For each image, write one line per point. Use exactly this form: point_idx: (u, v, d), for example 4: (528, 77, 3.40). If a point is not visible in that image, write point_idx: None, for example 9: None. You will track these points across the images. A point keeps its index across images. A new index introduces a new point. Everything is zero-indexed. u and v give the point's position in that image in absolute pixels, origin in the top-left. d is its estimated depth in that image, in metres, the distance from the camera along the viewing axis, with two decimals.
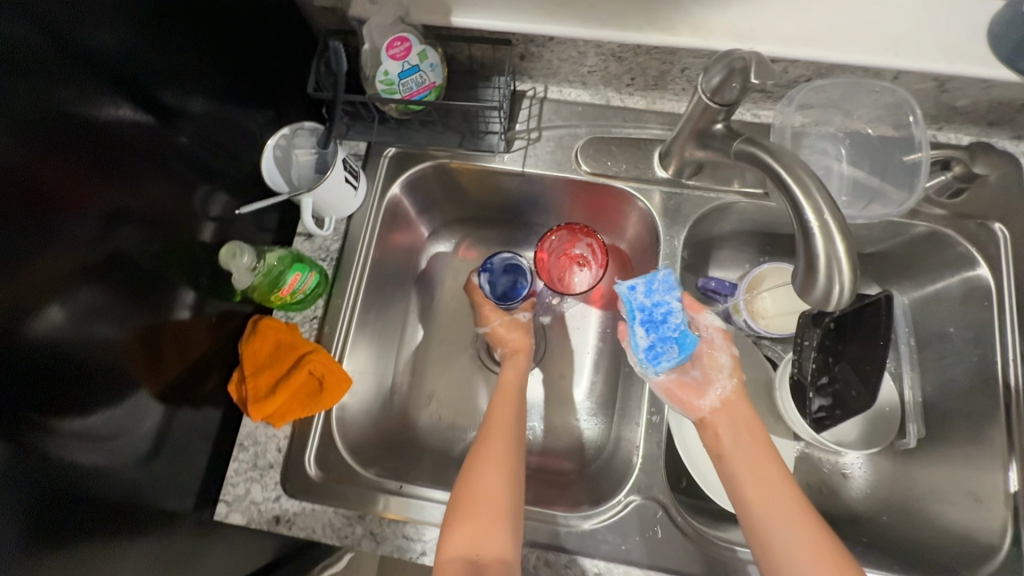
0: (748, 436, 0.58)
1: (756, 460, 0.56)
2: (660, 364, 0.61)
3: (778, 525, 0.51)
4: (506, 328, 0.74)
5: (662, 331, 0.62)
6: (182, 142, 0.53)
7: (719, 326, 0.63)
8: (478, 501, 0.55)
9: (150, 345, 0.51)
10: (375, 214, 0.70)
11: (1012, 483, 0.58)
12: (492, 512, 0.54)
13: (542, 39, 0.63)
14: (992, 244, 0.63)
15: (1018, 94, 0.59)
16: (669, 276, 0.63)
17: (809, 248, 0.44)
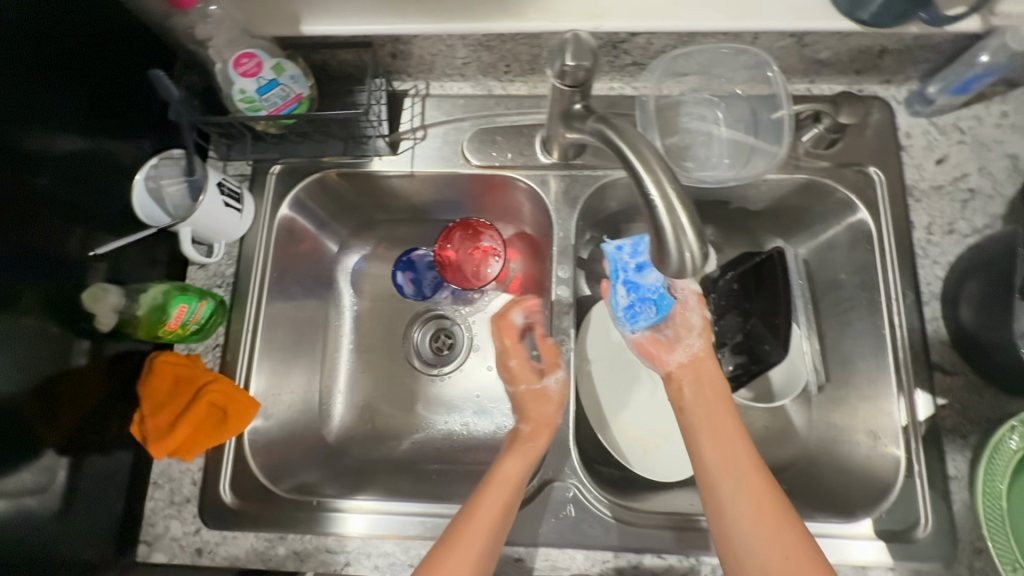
0: (708, 397, 0.59)
1: (714, 418, 0.57)
2: (637, 321, 0.67)
3: (726, 479, 0.52)
4: (530, 398, 0.64)
5: (642, 291, 0.67)
6: (43, 185, 0.51)
7: (695, 291, 0.66)
8: (489, 501, 0.54)
9: (42, 398, 0.51)
10: (265, 233, 0.70)
11: (901, 418, 0.60)
12: (497, 517, 0.53)
13: (405, 37, 0.62)
14: (869, 190, 0.65)
15: (872, 42, 0.60)
16: None
17: (655, 222, 0.45)
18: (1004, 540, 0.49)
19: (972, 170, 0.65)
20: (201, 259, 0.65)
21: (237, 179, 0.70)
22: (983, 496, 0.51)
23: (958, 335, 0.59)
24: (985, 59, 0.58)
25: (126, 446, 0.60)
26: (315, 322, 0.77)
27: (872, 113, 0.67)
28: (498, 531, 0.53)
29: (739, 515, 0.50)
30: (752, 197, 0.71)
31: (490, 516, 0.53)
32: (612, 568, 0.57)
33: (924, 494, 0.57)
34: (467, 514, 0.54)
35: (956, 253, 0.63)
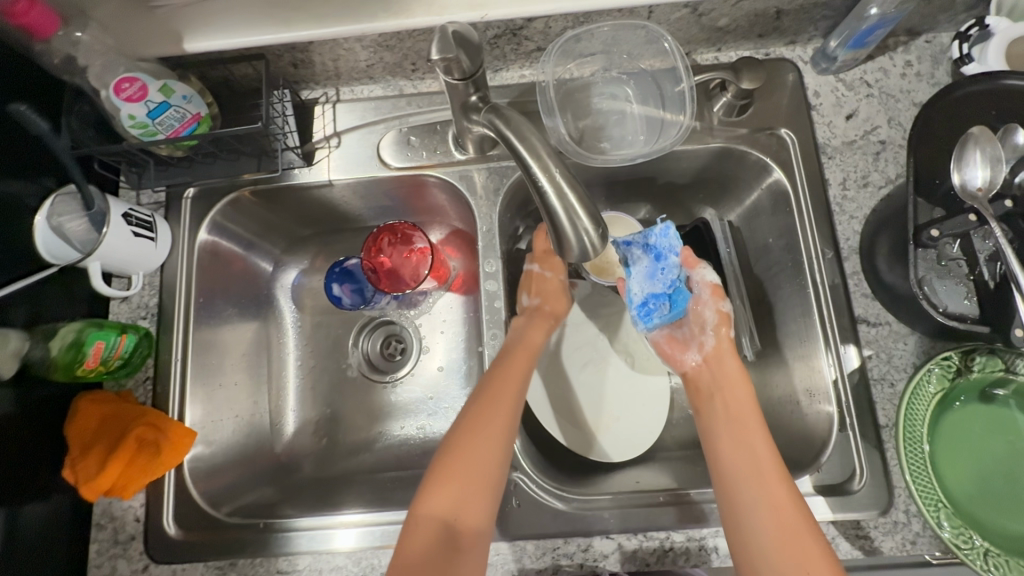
0: (733, 399, 0.58)
1: (738, 427, 0.56)
2: (651, 321, 0.64)
3: (747, 485, 0.52)
4: (554, 287, 0.69)
5: (657, 287, 0.63)
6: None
7: (712, 282, 0.63)
8: (512, 361, 0.61)
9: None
10: (186, 258, 0.68)
11: (830, 373, 0.61)
12: (524, 366, 0.61)
13: (299, 45, 0.60)
14: (782, 152, 0.66)
15: (766, 4, 0.60)
16: (667, 230, 0.62)
17: (549, 210, 0.44)
18: (928, 481, 0.50)
19: (881, 122, 0.65)
20: (120, 293, 0.63)
21: (150, 209, 0.68)
22: (905, 440, 0.52)
23: (877, 286, 0.60)
24: (875, 11, 0.57)
25: (61, 491, 0.59)
26: (254, 343, 0.75)
27: (780, 75, 0.67)
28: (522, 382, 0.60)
29: (762, 526, 0.50)
30: (675, 170, 0.72)
31: (515, 373, 0.60)
32: (562, 553, 0.57)
33: (858, 445, 0.58)
34: (496, 372, 0.60)
35: (871, 206, 0.63)
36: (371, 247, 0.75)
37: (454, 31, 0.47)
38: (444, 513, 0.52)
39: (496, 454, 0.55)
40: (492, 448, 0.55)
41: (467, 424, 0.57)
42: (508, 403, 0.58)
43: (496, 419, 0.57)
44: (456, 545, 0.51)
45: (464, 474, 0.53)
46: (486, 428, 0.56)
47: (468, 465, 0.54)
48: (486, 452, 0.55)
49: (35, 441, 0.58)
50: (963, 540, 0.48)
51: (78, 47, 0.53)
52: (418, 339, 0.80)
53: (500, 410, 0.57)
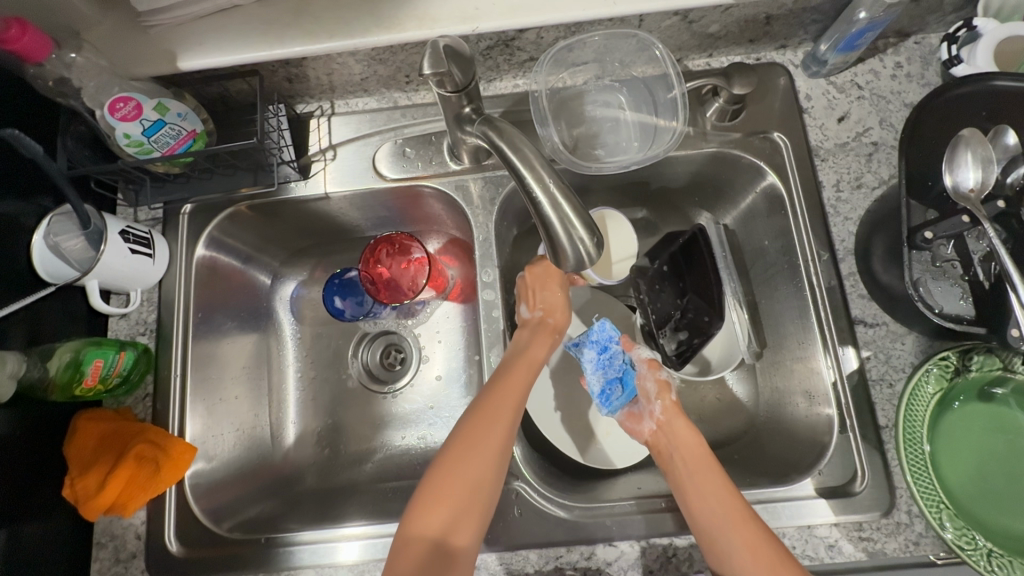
0: (689, 448, 0.57)
1: (703, 493, 0.53)
2: (611, 405, 0.65)
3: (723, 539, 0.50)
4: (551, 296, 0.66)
5: (609, 373, 0.65)
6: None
7: (648, 357, 0.66)
8: (511, 373, 0.58)
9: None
10: (185, 274, 0.68)
11: (829, 374, 0.61)
12: (524, 379, 0.58)
13: (292, 60, 0.60)
14: (776, 156, 0.66)
15: (755, 11, 0.61)
16: (603, 322, 0.67)
17: (545, 220, 0.45)
18: (929, 482, 0.50)
19: (873, 124, 0.65)
20: (119, 311, 0.63)
21: (148, 225, 0.68)
22: (905, 440, 0.52)
23: (874, 287, 0.60)
24: (864, 15, 0.57)
25: (61, 512, 0.59)
26: (254, 356, 0.75)
27: (772, 79, 0.68)
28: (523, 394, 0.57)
29: None
30: (669, 176, 0.72)
31: (521, 387, 0.57)
32: (566, 562, 0.57)
33: (859, 446, 0.58)
34: (496, 383, 0.58)
35: (865, 207, 0.64)
36: (369, 258, 0.75)
37: (445, 45, 0.47)
38: (438, 523, 0.50)
39: (490, 471, 0.53)
40: (484, 463, 0.53)
41: (462, 434, 0.54)
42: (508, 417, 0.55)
43: (493, 432, 0.54)
44: (449, 564, 0.49)
45: (454, 489, 0.51)
46: (482, 439, 0.53)
47: (460, 480, 0.52)
48: (483, 465, 0.52)
49: (34, 462, 0.57)
50: (966, 540, 0.48)
51: (71, 68, 0.52)
52: (417, 348, 0.80)
53: (496, 429, 0.54)
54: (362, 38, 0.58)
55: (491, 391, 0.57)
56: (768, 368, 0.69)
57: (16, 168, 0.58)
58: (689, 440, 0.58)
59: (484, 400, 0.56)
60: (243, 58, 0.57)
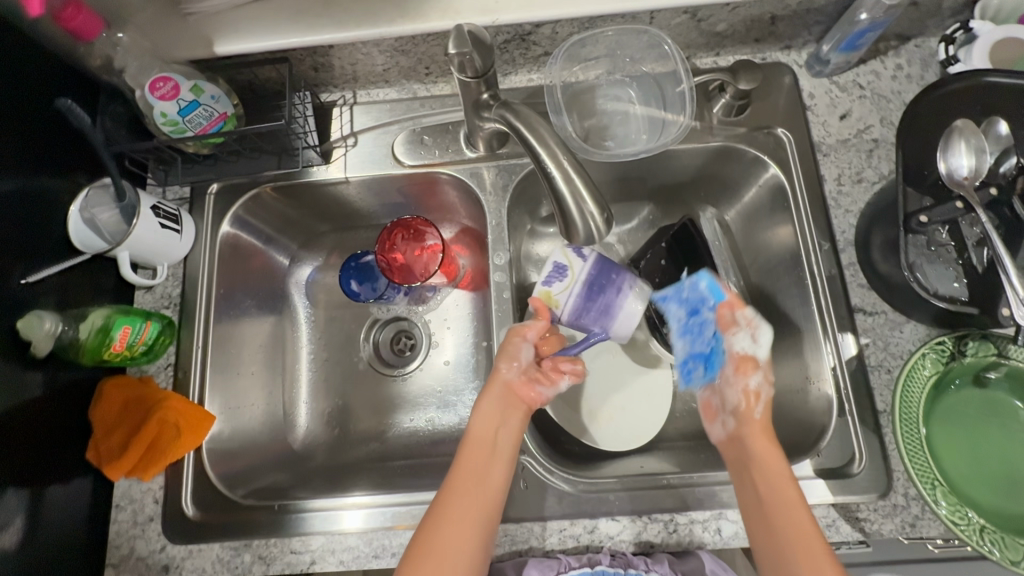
0: (760, 467, 0.55)
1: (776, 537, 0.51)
2: (691, 380, 0.65)
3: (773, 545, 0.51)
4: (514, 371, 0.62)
5: (696, 346, 0.63)
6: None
7: (743, 352, 0.61)
8: (470, 457, 0.57)
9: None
10: (209, 251, 0.71)
11: (829, 359, 0.63)
12: (478, 463, 0.57)
13: (320, 49, 0.64)
14: (779, 150, 0.68)
15: (761, 11, 0.63)
16: (700, 282, 0.62)
17: (558, 195, 0.47)
18: (924, 460, 0.52)
19: (874, 122, 0.68)
20: (146, 282, 0.66)
21: (175, 203, 0.71)
22: (901, 421, 0.53)
23: (873, 276, 0.62)
24: (865, 16, 0.60)
25: (84, 473, 0.61)
26: (271, 334, 0.78)
27: (777, 78, 0.71)
28: (492, 480, 0.56)
29: None
30: (676, 170, 0.75)
31: (490, 475, 0.56)
32: (569, 535, 0.59)
33: (857, 430, 0.60)
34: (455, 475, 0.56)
35: (865, 200, 0.66)
36: (385, 241, 0.77)
37: (468, 30, 0.50)
38: None
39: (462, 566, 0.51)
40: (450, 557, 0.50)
41: (428, 528, 0.53)
42: (478, 509, 0.54)
43: (458, 527, 0.52)
44: None
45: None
46: (446, 535, 0.52)
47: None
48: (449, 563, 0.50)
49: (61, 423, 0.60)
50: (960, 517, 0.49)
51: (118, 48, 0.58)
52: (427, 334, 0.83)
53: (456, 524, 0.52)
54: (388, 28, 0.61)
55: (455, 481, 0.56)
56: (770, 357, 0.70)
57: (57, 143, 0.61)
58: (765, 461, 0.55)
59: (448, 491, 0.55)
60: (275, 44, 0.61)
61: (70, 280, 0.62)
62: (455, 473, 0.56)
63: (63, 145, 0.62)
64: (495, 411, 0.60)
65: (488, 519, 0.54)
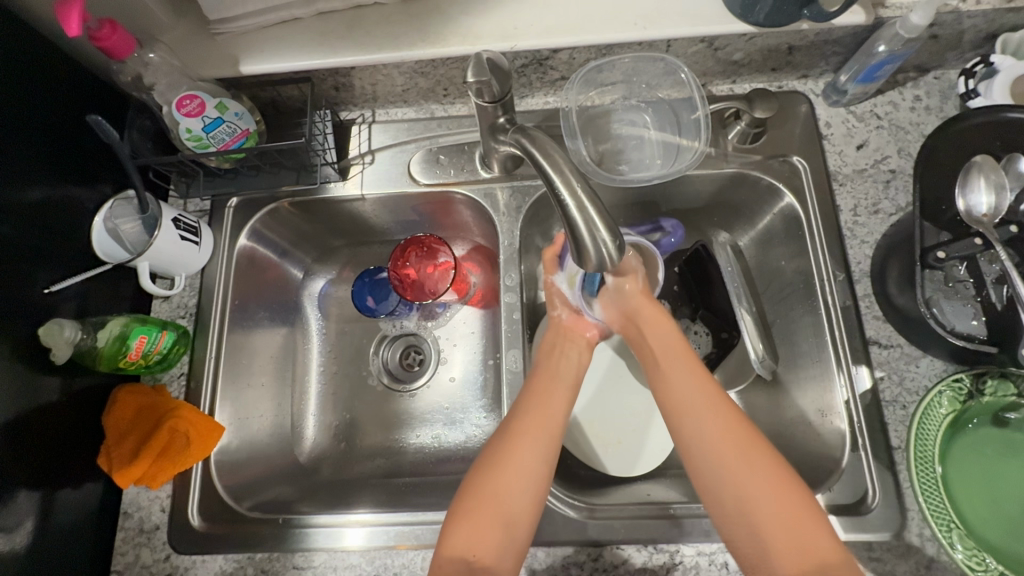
0: (710, 439, 0.52)
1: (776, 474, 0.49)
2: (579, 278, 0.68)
3: (749, 513, 0.49)
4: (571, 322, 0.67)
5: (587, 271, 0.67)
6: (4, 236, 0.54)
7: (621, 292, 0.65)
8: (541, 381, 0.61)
9: (13, 441, 0.54)
10: (226, 263, 0.72)
11: (842, 392, 0.61)
12: (552, 384, 0.60)
13: (341, 70, 0.65)
14: (794, 178, 0.68)
15: (779, 41, 0.64)
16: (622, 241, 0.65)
17: (571, 223, 0.47)
18: (940, 502, 0.51)
19: (891, 152, 0.67)
20: (164, 292, 0.67)
21: (195, 215, 0.73)
22: (916, 460, 0.52)
23: (889, 308, 0.61)
24: (883, 48, 0.60)
25: (95, 479, 0.62)
26: (282, 347, 0.78)
27: (793, 106, 0.71)
28: (555, 407, 0.58)
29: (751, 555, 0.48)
30: (691, 195, 0.75)
31: (553, 401, 0.59)
32: (572, 562, 0.58)
33: (871, 465, 0.58)
34: (528, 391, 0.60)
35: (882, 231, 0.65)
36: (399, 257, 0.78)
37: (487, 57, 0.52)
38: (470, 535, 0.50)
39: (531, 481, 0.53)
40: (516, 475, 0.53)
41: (494, 453, 0.55)
42: (540, 431, 0.56)
43: (528, 447, 0.54)
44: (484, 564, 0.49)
45: (491, 510, 0.51)
46: (518, 454, 0.54)
47: (496, 495, 0.52)
48: (527, 461, 0.54)
49: (75, 430, 0.61)
50: (977, 562, 0.48)
51: (148, 66, 0.59)
52: (436, 350, 0.83)
53: (535, 435, 0.55)
54: (409, 51, 0.63)
55: (523, 406, 0.58)
56: (781, 385, 0.69)
57: (86, 156, 0.63)
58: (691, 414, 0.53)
59: (515, 420, 0.57)
60: (299, 65, 0.63)
61: (91, 288, 0.63)
62: (520, 403, 0.59)
63: (91, 157, 0.64)
64: (556, 348, 0.65)
65: (552, 442, 0.56)
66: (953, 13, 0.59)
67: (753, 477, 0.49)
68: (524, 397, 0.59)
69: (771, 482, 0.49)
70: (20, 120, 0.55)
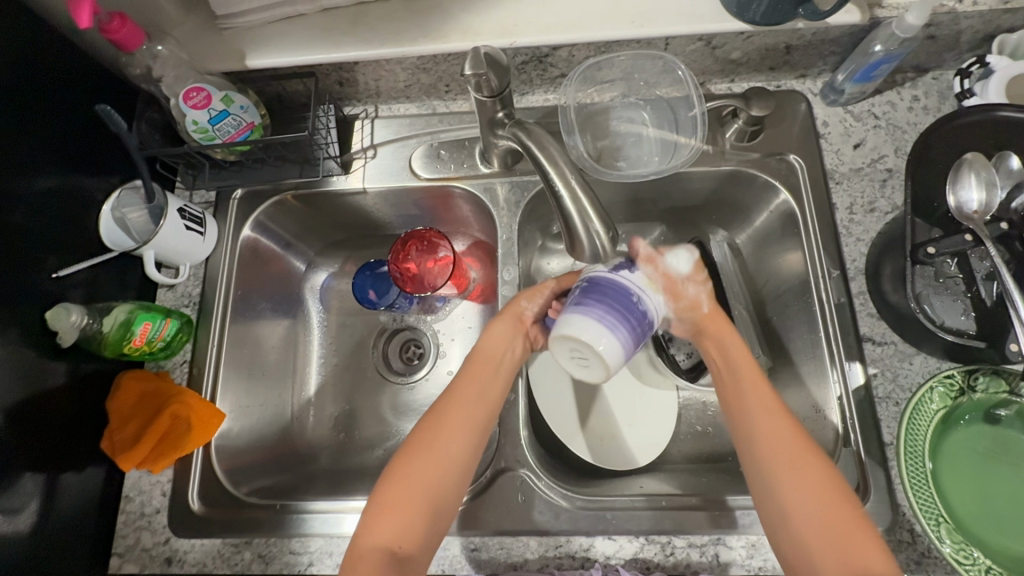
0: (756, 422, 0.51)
1: (800, 460, 0.48)
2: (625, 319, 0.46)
3: (786, 505, 0.47)
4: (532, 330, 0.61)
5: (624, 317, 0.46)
6: (16, 221, 0.56)
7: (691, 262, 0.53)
8: (477, 367, 0.57)
9: (20, 421, 0.55)
10: (230, 253, 0.74)
11: (836, 388, 0.62)
12: (486, 374, 0.57)
13: (345, 65, 0.67)
14: (791, 177, 0.69)
15: (776, 40, 0.65)
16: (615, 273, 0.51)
17: (565, 214, 0.48)
18: (929, 496, 0.52)
19: (888, 152, 0.68)
20: (169, 281, 0.69)
21: (200, 207, 0.74)
22: (906, 455, 0.53)
23: (882, 306, 0.61)
24: (879, 48, 0.61)
25: (97, 462, 0.63)
26: (283, 338, 0.80)
27: (791, 105, 0.71)
28: (489, 399, 0.56)
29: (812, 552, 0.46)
30: (689, 192, 0.75)
31: (488, 391, 0.56)
32: (565, 552, 0.59)
33: (863, 461, 0.58)
34: (464, 378, 0.57)
35: (877, 230, 0.65)
36: (400, 251, 0.78)
37: (485, 53, 0.53)
38: (390, 534, 0.49)
39: (455, 478, 0.52)
40: (441, 467, 0.52)
41: (421, 443, 0.53)
42: (468, 427, 0.54)
43: (455, 439, 0.53)
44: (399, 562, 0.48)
45: (415, 502, 0.50)
46: (447, 449, 0.52)
47: (421, 487, 0.51)
48: (451, 454, 0.52)
49: (80, 414, 0.62)
50: (965, 556, 0.49)
51: (157, 59, 0.60)
52: (435, 344, 0.84)
53: (467, 433, 0.54)
54: (411, 46, 0.64)
55: (458, 392, 0.56)
56: (776, 382, 0.70)
57: (96, 147, 0.65)
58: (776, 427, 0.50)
59: (445, 411, 0.54)
60: (304, 59, 0.64)
61: (98, 275, 0.65)
62: (450, 390, 0.56)
63: (100, 148, 0.66)
64: (501, 333, 0.59)
65: (480, 433, 0.54)
66: (949, 13, 0.60)
67: (807, 493, 0.47)
68: (457, 383, 0.57)
69: (797, 465, 0.48)
70: (31, 110, 0.57)
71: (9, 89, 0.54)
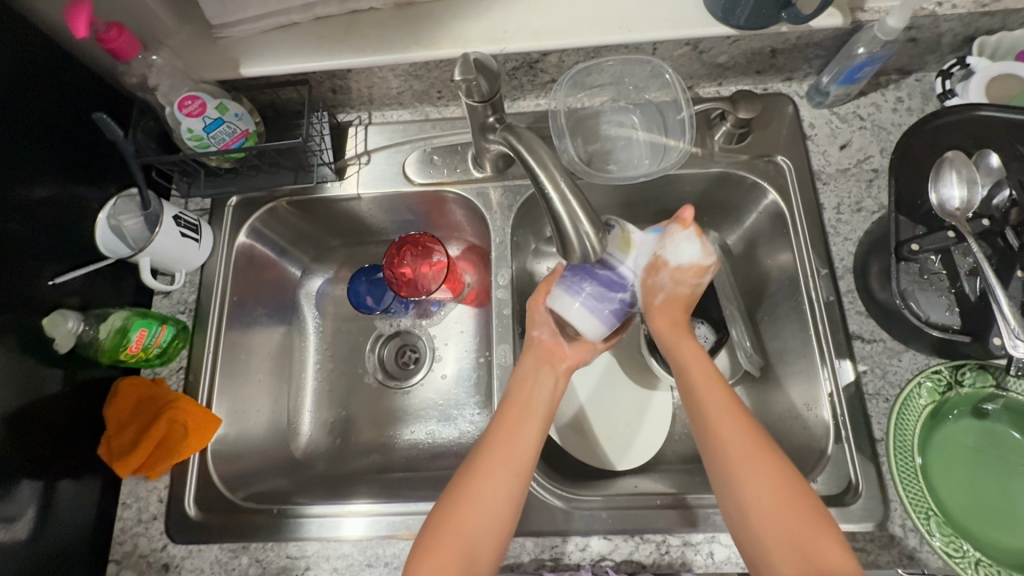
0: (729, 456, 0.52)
1: (768, 483, 0.50)
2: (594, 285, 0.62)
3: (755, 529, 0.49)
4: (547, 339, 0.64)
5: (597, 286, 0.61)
6: (12, 230, 0.56)
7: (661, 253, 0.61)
8: (514, 409, 0.59)
9: (18, 429, 0.56)
10: (225, 260, 0.74)
11: (826, 386, 0.62)
12: (527, 412, 0.59)
13: (338, 73, 0.67)
14: (779, 178, 0.70)
15: (761, 44, 0.66)
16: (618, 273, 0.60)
17: (555, 216, 0.49)
18: (919, 490, 0.51)
19: (874, 152, 0.69)
20: (164, 288, 0.69)
21: (195, 214, 0.75)
22: (895, 449, 0.53)
23: (871, 304, 0.62)
24: (863, 50, 0.62)
25: (93, 470, 0.63)
26: (279, 344, 0.80)
27: (778, 108, 0.72)
28: (529, 436, 0.57)
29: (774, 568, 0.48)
30: (679, 194, 0.76)
31: (526, 432, 0.57)
32: (560, 552, 0.59)
33: (855, 458, 0.59)
34: (501, 418, 0.59)
35: (864, 229, 0.66)
36: (394, 256, 0.79)
37: (474, 59, 0.54)
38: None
39: (500, 517, 0.52)
40: (481, 508, 0.52)
41: (458, 489, 0.54)
42: (507, 468, 0.54)
43: (495, 482, 0.54)
44: None
45: (456, 542, 0.50)
46: (487, 489, 0.53)
47: (462, 532, 0.51)
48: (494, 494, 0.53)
49: (76, 421, 0.63)
50: (955, 549, 0.49)
51: (151, 68, 0.61)
52: (431, 348, 0.84)
53: (508, 475, 0.54)
54: (402, 53, 0.65)
55: (496, 433, 0.57)
56: (768, 380, 0.71)
57: (91, 156, 0.66)
58: (727, 450, 0.52)
59: (484, 456, 0.56)
60: (297, 67, 0.65)
61: (94, 282, 0.65)
62: (491, 432, 0.58)
63: (95, 157, 0.66)
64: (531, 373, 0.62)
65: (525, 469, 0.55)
66: (929, 16, 0.61)
67: (778, 520, 0.49)
68: (495, 425, 0.58)
69: (772, 491, 0.50)
70: (29, 120, 0.58)
71: (7, 99, 0.55)
